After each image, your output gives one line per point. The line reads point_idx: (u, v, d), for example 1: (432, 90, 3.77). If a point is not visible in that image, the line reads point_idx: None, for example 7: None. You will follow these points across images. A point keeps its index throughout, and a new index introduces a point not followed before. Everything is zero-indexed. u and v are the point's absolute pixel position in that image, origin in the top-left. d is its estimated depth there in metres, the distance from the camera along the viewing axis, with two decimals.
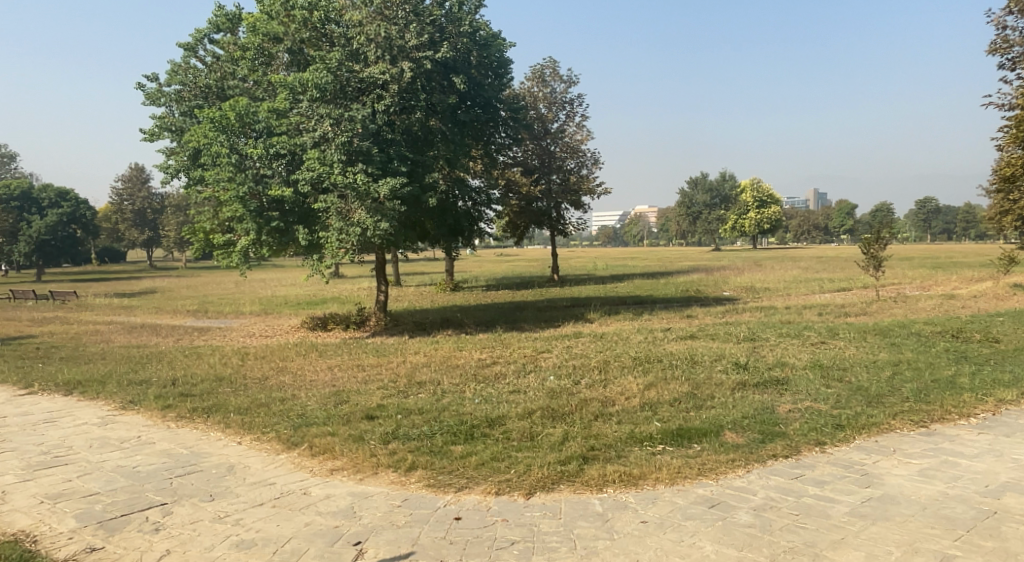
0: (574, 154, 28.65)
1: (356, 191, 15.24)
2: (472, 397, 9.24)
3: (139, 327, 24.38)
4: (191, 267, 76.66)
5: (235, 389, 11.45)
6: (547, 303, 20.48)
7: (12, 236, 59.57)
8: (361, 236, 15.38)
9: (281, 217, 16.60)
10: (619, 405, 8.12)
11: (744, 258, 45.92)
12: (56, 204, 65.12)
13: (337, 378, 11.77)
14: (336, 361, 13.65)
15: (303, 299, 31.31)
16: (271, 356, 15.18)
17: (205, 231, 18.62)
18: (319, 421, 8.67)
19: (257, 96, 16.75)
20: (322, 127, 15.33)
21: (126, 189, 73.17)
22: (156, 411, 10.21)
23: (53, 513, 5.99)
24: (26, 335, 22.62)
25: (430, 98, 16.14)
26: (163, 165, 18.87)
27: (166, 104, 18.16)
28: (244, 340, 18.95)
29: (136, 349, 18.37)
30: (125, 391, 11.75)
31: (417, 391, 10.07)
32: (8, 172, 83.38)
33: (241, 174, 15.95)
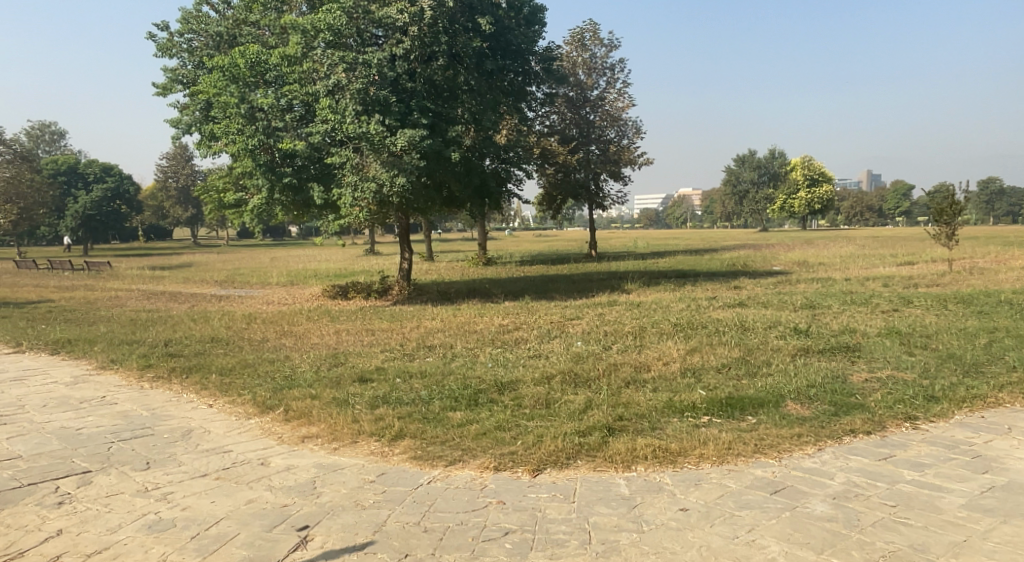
0: (614, 122, 26.71)
1: (370, 143, 13.86)
2: (484, 361, 7.93)
3: (161, 294, 23.83)
4: (233, 244, 76.98)
5: (229, 350, 10.45)
6: (580, 276, 19.03)
7: (59, 213, 60.34)
8: (377, 193, 14.06)
9: (294, 174, 15.49)
10: (655, 370, 6.70)
11: (796, 237, 43.63)
12: (101, 179, 65.40)
13: (340, 340, 10.67)
14: (345, 326, 12.53)
15: (331, 272, 30.52)
16: (278, 321, 14.17)
17: (219, 191, 17.84)
18: (304, 383, 7.50)
19: (270, 44, 16.09)
20: (335, 73, 14.04)
21: (170, 166, 73.48)
22: (134, 376, 9.27)
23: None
24: (45, 300, 22.23)
25: (454, 42, 14.60)
26: (175, 119, 18.46)
27: (177, 55, 17.83)
28: (260, 307, 18.07)
29: (147, 313, 17.65)
30: (112, 356, 10.88)
31: (423, 353, 8.82)
32: (59, 150, 84.94)
33: (252, 126, 14.94)
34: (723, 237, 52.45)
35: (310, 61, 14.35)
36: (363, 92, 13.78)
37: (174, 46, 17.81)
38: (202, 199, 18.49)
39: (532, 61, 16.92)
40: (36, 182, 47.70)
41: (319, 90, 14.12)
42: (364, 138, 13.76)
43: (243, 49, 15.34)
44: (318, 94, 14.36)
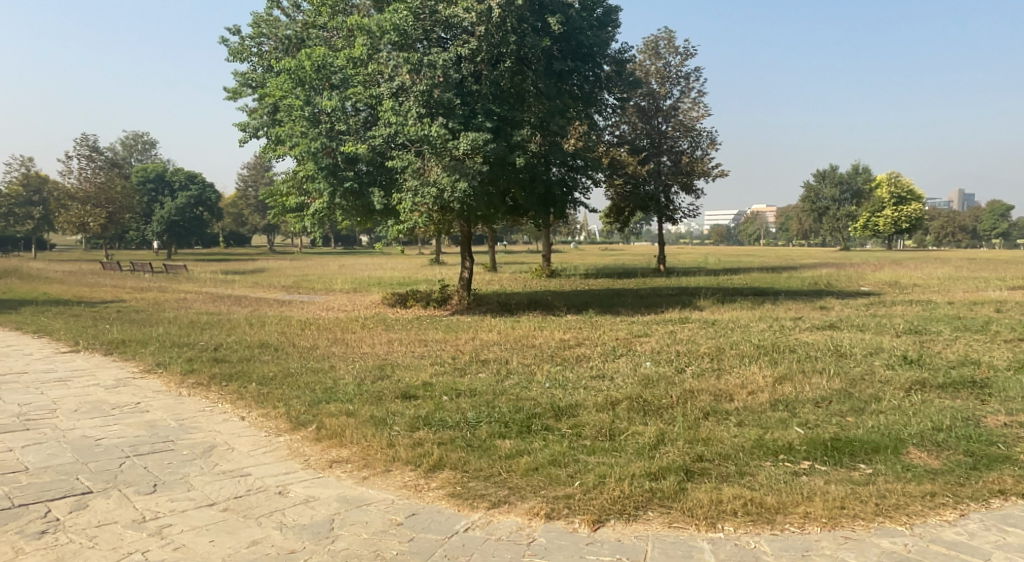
0: (688, 133, 25.36)
1: (432, 147, 13.09)
2: (541, 380, 7.09)
3: (228, 298, 24.01)
4: (306, 251, 78.68)
5: (276, 358, 9.98)
6: (648, 291, 17.96)
7: (145, 218, 62.88)
8: (438, 199, 13.31)
9: (356, 178, 15.04)
10: (740, 399, 5.70)
11: (884, 257, 41.07)
12: (185, 185, 67.67)
13: (391, 350, 10.03)
14: (398, 335, 11.94)
15: (394, 280, 30.36)
16: (332, 328, 13.72)
17: (282, 195, 17.67)
18: (344, 397, 6.83)
19: (336, 46, 15.67)
20: (398, 74, 13.39)
21: (250, 175, 75.55)
22: (175, 383, 8.87)
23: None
24: (118, 301, 22.69)
25: (523, 42, 13.63)
26: (244, 123, 18.49)
27: (248, 59, 17.80)
28: (318, 313, 17.79)
29: (208, 316, 17.59)
30: (160, 359, 10.59)
31: (476, 368, 8.04)
32: (150, 158, 89.05)
33: (315, 129, 14.60)
34: (804, 256, 50.32)
35: (374, 63, 13.78)
36: (427, 94, 13.01)
37: (245, 51, 17.79)
38: (267, 203, 18.39)
39: (603, 64, 15.89)
40: (124, 188, 49.55)
41: (382, 91, 13.51)
42: (425, 141, 13.00)
43: (309, 52, 15.02)
44: (381, 96, 13.77)
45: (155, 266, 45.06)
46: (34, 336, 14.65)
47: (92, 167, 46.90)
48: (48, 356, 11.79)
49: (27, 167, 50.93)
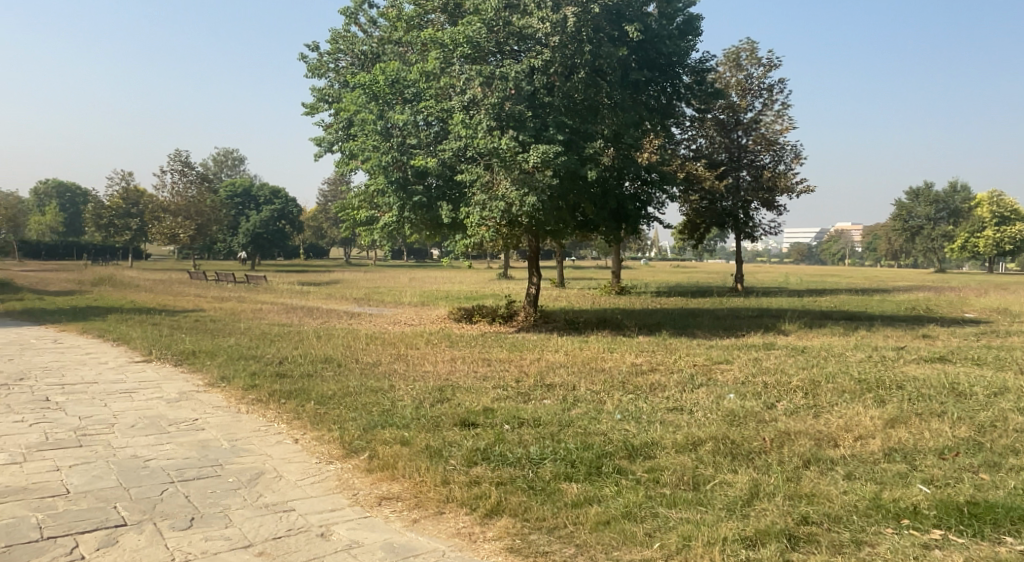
0: (770, 147, 24.12)
1: (501, 160, 12.55)
2: (613, 409, 6.47)
3: (301, 309, 24.29)
4: (381, 264, 80.17)
5: (337, 374, 9.70)
6: (727, 312, 17.02)
7: (230, 230, 65.35)
8: (506, 213, 12.78)
9: (425, 192, 14.77)
10: (846, 445, 4.94)
11: (984, 282, 38.43)
12: (269, 200, 69.98)
13: (454, 369, 9.60)
14: (463, 353, 11.53)
15: (464, 294, 30.18)
16: (397, 343, 13.44)
17: (353, 208, 17.65)
18: (401, 422, 6.39)
19: (409, 60, 15.50)
20: (469, 87, 13.00)
21: (330, 190, 77.59)
22: (235, 399, 8.67)
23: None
24: (197, 310, 23.26)
25: (599, 52, 12.97)
26: (320, 138, 18.65)
27: (326, 75, 17.94)
28: (385, 327, 17.63)
29: (278, 328, 17.70)
30: (225, 372, 10.50)
31: (542, 392, 7.47)
32: (238, 173, 92.88)
33: (387, 143, 14.48)
34: (895, 277, 47.92)
35: (446, 75, 13.46)
36: (497, 106, 12.54)
37: (322, 67, 17.93)
38: (339, 216, 18.44)
39: (683, 74, 15.05)
40: (213, 202, 51.64)
41: (453, 105, 13.15)
42: (494, 153, 12.49)
43: (383, 66, 14.91)
44: (452, 109, 13.42)
45: (238, 276, 46.54)
46: (114, 344, 14.99)
47: (184, 181, 49.16)
48: (121, 365, 11.93)
49: (128, 183, 54.13)
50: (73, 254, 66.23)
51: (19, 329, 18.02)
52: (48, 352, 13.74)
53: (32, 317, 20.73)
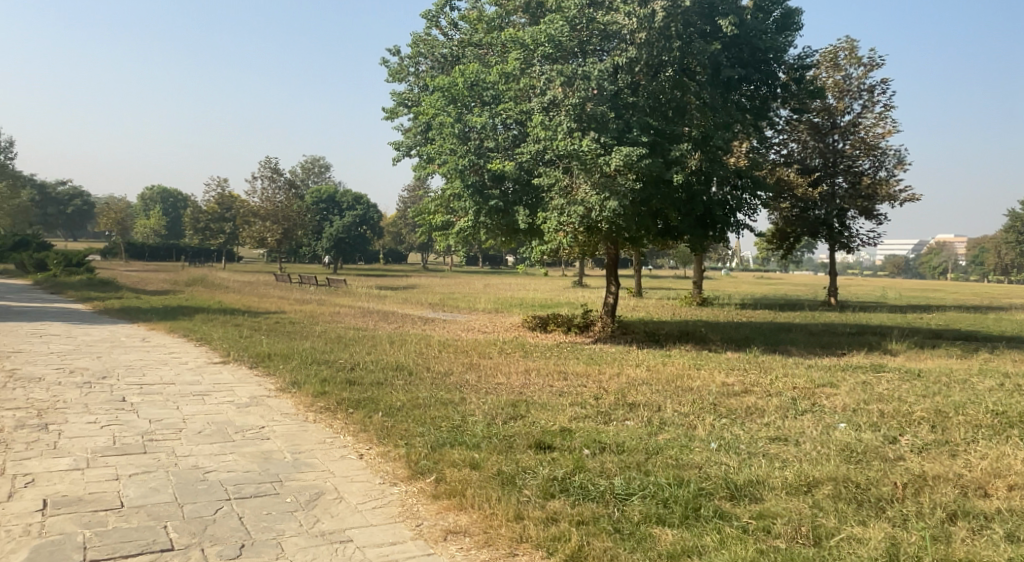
0: (870, 151, 22.56)
1: (581, 162, 11.91)
2: (706, 435, 5.78)
3: (377, 313, 24.36)
4: (458, 270, 80.72)
5: (408, 383, 9.33)
6: (822, 327, 15.84)
7: (314, 235, 67.22)
8: (585, 218, 12.12)
9: (502, 197, 14.33)
10: (997, 497, 4.13)
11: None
12: (352, 206, 71.76)
13: (529, 383, 9.08)
14: (538, 364, 11.01)
15: (539, 301, 29.69)
16: (469, 352, 13.05)
17: (429, 213, 17.43)
18: (472, 441, 5.91)
19: (490, 62, 15.15)
20: (550, 88, 12.46)
21: (410, 197, 78.92)
22: (303, 406, 8.42)
23: (17, 547, 3.94)
24: (278, 311, 23.64)
25: (689, 48, 12.18)
26: (399, 142, 18.58)
27: (406, 80, 17.86)
28: (459, 333, 17.31)
29: (354, 332, 17.66)
30: (297, 377, 10.33)
31: (624, 411, 6.85)
32: (324, 179, 95.67)
33: (464, 147, 14.17)
34: (1005, 294, 44.55)
35: (526, 76, 12.98)
36: (579, 107, 11.93)
37: (403, 71, 17.84)
38: (416, 221, 18.29)
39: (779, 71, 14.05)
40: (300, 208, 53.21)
41: (533, 106, 12.64)
42: (573, 156, 11.87)
43: (463, 69, 14.64)
44: (532, 111, 12.92)
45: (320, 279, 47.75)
46: (195, 344, 15.21)
47: (274, 187, 50.54)
48: (199, 366, 11.99)
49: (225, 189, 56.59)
50: (171, 255, 69.61)
51: (112, 326, 18.64)
52: (133, 350, 14.01)
53: (125, 315, 21.50)
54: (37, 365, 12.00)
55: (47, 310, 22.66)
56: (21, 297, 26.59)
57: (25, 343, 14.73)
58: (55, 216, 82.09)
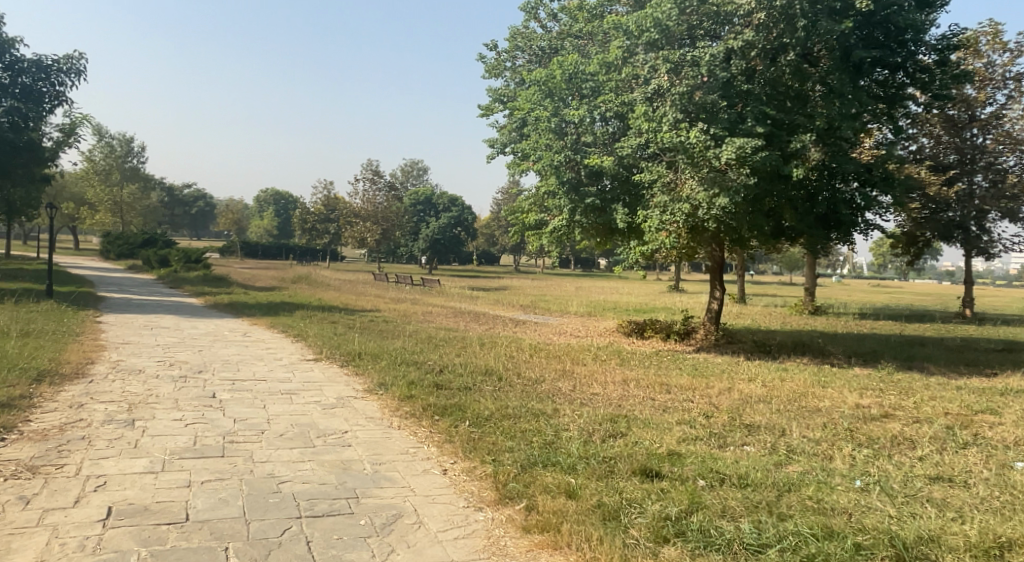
0: (1015, 147, 20.26)
1: (688, 156, 11.17)
2: (845, 470, 4.91)
3: (469, 313, 24.07)
4: (550, 272, 80.21)
5: (498, 390, 8.73)
6: (958, 342, 14.18)
7: (411, 236, 68.43)
8: (690, 217, 11.37)
9: (598, 195, 13.68)
10: None
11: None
12: (448, 208, 72.73)
13: (628, 395, 8.32)
14: (637, 373, 10.22)
15: (633, 305, 28.61)
16: (563, 357, 12.38)
17: (523, 212, 16.90)
18: (568, 460, 5.25)
19: (589, 51, 14.58)
20: (655, 76, 11.86)
21: (504, 199, 79.13)
22: (389, 411, 7.97)
23: None
24: (372, 310, 23.73)
25: (814, 28, 11.10)
26: (494, 140, 18.22)
27: (502, 76, 17.45)
28: (552, 337, 16.67)
29: (445, 332, 17.33)
30: (386, 378, 9.94)
31: (741, 435, 6.02)
32: (421, 181, 97.47)
33: (560, 142, 13.72)
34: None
35: (628, 66, 12.40)
36: (686, 95, 11.28)
37: (499, 66, 17.42)
38: (508, 220, 17.79)
39: (923, 52, 12.54)
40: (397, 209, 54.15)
41: (635, 98, 12.09)
42: (679, 149, 11.19)
43: (561, 60, 14.19)
44: (633, 103, 12.42)
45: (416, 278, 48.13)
46: (292, 340, 15.24)
47: (375, 190, 51.70)
48: (291, 363, 11.86)
49: (330, 191, 58.50)
50: (279, 254, 72.67)
51: (218, 320, 19.11)
52: (233, 345, 14.11)
53: (232, 309, 22.11)
54: (141, 356, 12.20)
55: (163, 303, 23.68)
56: (141, 290, 28.04)
57: (136, 334, 15.17)
58: (178, 216, 87.65)
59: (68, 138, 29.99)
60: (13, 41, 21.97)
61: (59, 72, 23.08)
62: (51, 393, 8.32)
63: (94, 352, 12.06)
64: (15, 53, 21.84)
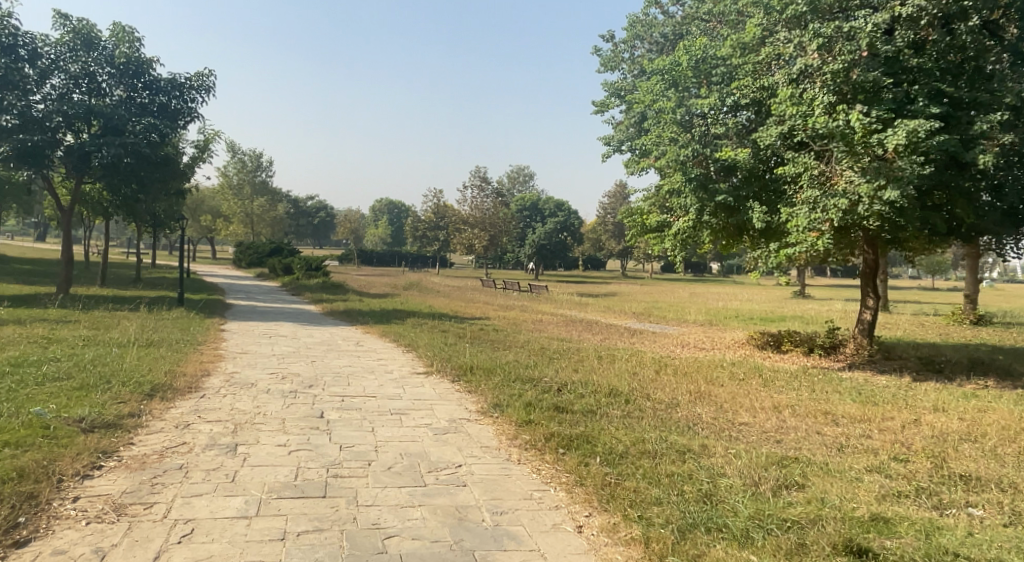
0: None
1: (847, 143, 10.23)
2: None
3: (582, 322, 23.00)
4: (660, 277, 77.63)
5: (630, 416, 7.70)
6: None
7: (517, 242, 68.08)
8: (849, 213, 10.31)
9: (731, 191, 12.65)
10: None
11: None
12: (554, 213, 72.16)
13: (786, 432, 7.09)
14: (788, 399, 8.93)
15: (758, 314, 26.60)
16: (695, 374, 11.24)
17: (642, 213, 15.81)
18: (743, 524, 4.28)
19: (716, 33, 13.75)
20: (802, 54, 11.10)
21: (611, 202, 77.31)
22: (507, 440, 7.07)
23: None
24: (482, 318, 23.11)
25: None
26: (609, 136, 17.40)
27: (619, 68, 16.69)
28: (675, 349, 15.49)
29: (559, 343, 16.39)
30: (501, 397, 9.07)
31: (961, 492, 4.89)
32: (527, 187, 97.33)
33: (688, 135, 13.01)
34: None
35: (769, 46, 11.69)
36: (842, 74, 10.41)
37: (616, 59, 16.65)
38: (625, 223, 16.76)
39: None
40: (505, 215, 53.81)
41: (778, 80, 11.52)
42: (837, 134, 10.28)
43: (687, 46, 13.54)
44: (775, 87, 11.81)
45: (533, 283, 49.21)
46: (402, 351, 14.72)
47: (482, 196, 51.67)
48: (402, 377, 11.23)
49: (439, 200, 59.12)
50: (393, 261, 74.35)
51: (333, 328, 18.99)
52: (345, 356, 13.70)
53: (346, 317, 22.10)
54: (255, 365, 11.91)
55: (283, 310, 24.06)
56: (265, 298, 28.90)
57: (254, 343, 15.08)
58: (302, 227, 91.85)
59: (203, 153, 31.45)
60: (152, 61, 22.98)
61: (191, 89, 23.93)
62: (161, 407, 7.92)
63: (211, 360, 11.89)
64: (153, 73, 22.84)
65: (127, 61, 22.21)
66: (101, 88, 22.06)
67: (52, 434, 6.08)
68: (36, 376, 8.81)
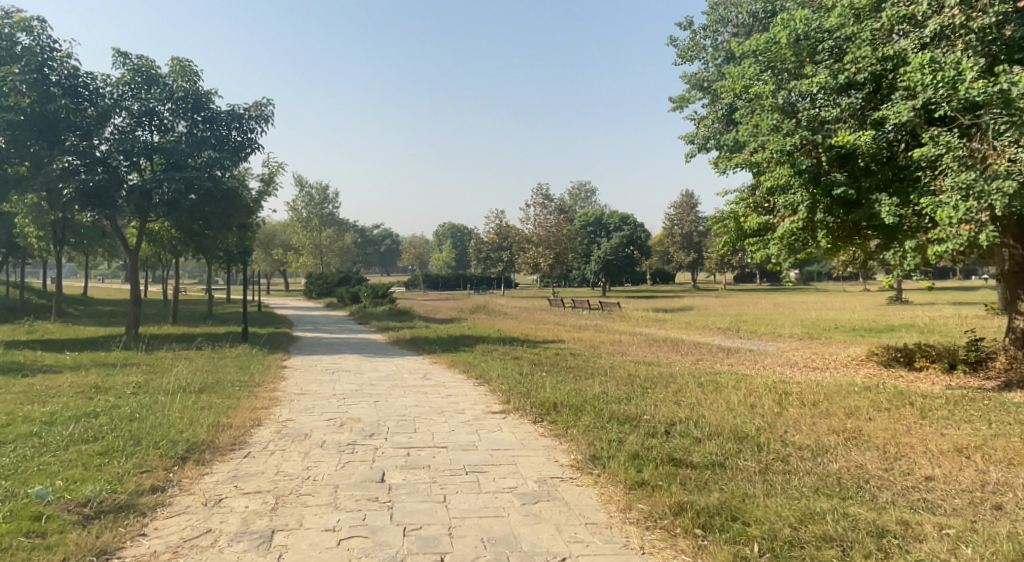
0: None
1: (1008, 110, 8.92)
2: None
3: (665, 341, 21.08)
4: (733, 289, 74.25)
5: (777, 476, 6.07)
6: None
7: (583, 259, 66.22)
8: (1017, 197, 8.83)
9: (850, 184, 11.03)
10: None
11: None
12: (619, 227, 70.20)
13: (1005, 503, 5.27)
14: (967, 445, 7.12)
15: (860, 324, 24.07)
16: (829, 407, 9.45)
17: (737, 217, 13.98)
18: None
19: (816, 6, 12.18)
20: (938, 13, 10.02)
21: (677, 214, 74.53)
22: (620, 512, 5.46)
23: None
24: (556, 341, 21.46)
25: None
26: (690, 135, 15.80)
27: (699, 57, 15.02)
28: (785, 371, 13.60)
29: (649, 367, 14.62)
30: (601, 445, 7.42)
31: None
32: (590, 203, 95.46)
33: (791, 121, 11.21)
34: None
35: (890, 9, 10.60)
36: (994, 30, 9.49)
37: (697, 47, 14.96)
38: (713, 230, 15.04)
39: None
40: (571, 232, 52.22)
41: (905, 47, 10.34)
42: (996, 101, 9.04)
43: (782, 21, 11.94)
44: (901, 56, 10.47)
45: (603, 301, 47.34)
46: (475, 384, 13.23)
47: (546, 213, 50.29)
48: (479, 419, 9.68)
49: (502, 220, 58.09)
50: (459, 284, 73.40)
51: (399, 360, 17.63)
52: (412, 393, 12.16)
53: (413, 346, 20.72)
54: (312, 409, 10.52)
55: (348, 341, 22.88)
56: (333, 328, 28.11)
57: (316, 381, 13.78)
58: (369, 256, 91.95)
59: (268, 186, 31.04)
60: (211, 94, 22.38)
61: (250, 119, 23.20)
62: (194, 470, 6.57)
63: (265, 405, 10.60)
64: (213, 106, 22.27)
65: (186, 95, 21.62)
66: (163, 124, 21.57)
67: (39, 530, 4.81)
68: (62, 434, 7.63)
